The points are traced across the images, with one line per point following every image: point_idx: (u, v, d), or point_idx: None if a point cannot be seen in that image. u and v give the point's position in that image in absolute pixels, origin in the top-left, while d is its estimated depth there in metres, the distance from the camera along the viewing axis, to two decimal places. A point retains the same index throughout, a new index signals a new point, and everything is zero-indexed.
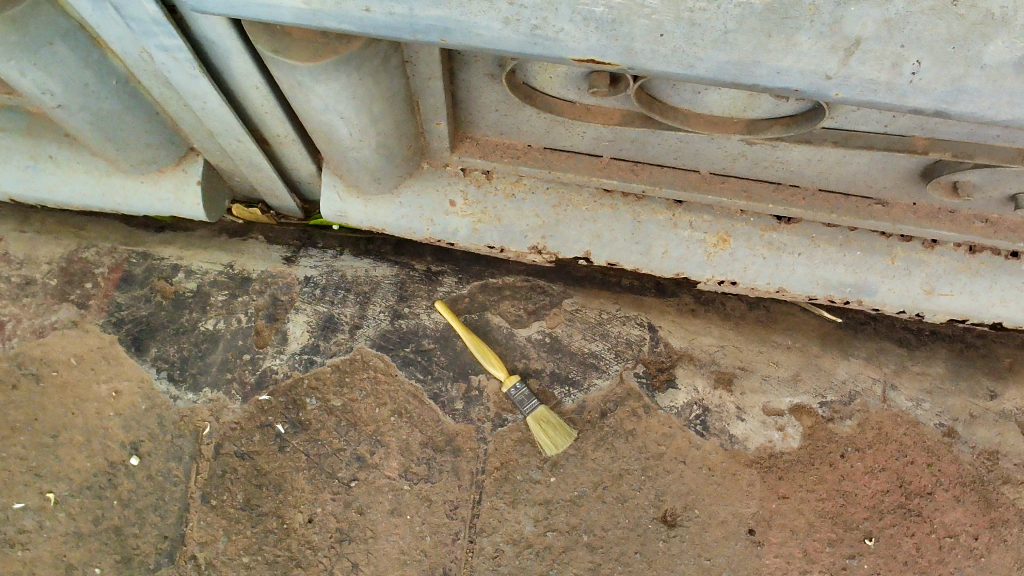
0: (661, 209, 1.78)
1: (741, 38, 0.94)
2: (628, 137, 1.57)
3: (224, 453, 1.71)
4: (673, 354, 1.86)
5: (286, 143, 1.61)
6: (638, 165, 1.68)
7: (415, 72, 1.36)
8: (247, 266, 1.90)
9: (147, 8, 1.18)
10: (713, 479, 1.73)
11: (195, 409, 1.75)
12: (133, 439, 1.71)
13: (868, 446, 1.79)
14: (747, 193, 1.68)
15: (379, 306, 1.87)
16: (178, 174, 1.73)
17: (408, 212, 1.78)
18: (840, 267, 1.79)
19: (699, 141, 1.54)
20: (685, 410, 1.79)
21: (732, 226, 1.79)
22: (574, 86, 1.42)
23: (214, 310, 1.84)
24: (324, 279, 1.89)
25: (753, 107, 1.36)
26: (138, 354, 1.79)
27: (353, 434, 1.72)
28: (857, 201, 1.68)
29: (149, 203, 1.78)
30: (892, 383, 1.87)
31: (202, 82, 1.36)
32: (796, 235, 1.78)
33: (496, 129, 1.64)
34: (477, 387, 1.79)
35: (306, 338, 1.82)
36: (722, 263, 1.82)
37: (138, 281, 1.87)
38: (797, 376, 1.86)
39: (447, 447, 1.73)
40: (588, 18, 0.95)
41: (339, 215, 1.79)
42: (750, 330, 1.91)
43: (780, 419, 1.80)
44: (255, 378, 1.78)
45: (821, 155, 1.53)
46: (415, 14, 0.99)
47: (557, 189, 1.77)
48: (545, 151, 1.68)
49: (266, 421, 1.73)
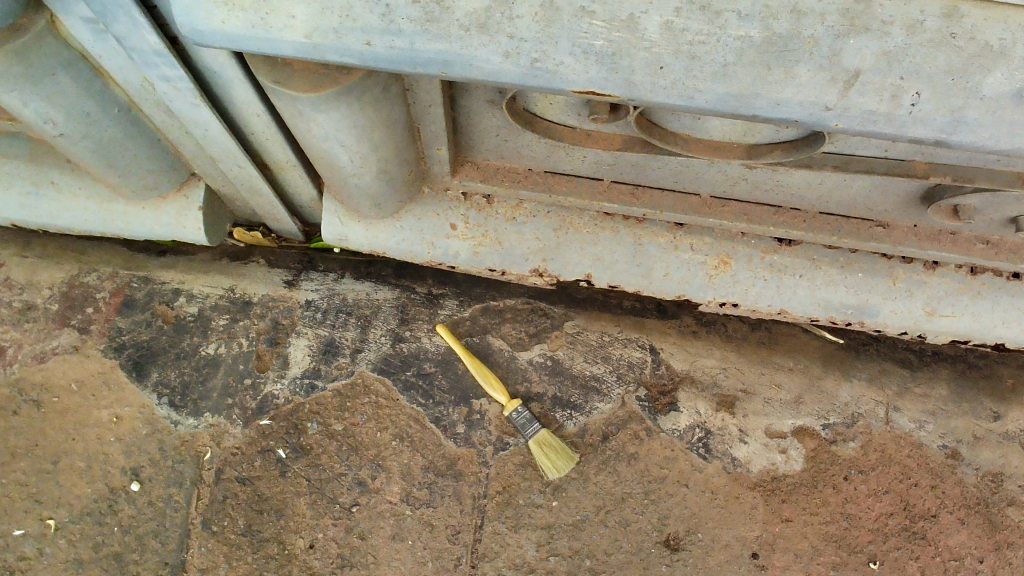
0: (662, 232, 1.78)
1: (740, 70, 0.94)
2: (628, 161, 1.58)
3: (224, 478, 1.71)
4: (675, 376, 1.84)
5: (287, 168, 1.62)
6: (638, 189, 1.69)
7: (416, 100, 1.37)
8: (248, 290, 1.88)
9: (149, 40, 1.18)
10: (716, 503, 1.73)
11: (196, 434, 1.74)
12: (134, 464, 1.71)
13: (871, 468, 1.78)
14: (747, 216, 1.70)
15: (380, 329, 1.86)
16: (179, 199, 1.75)
17: (409, 235, 1.79)
18: (841, 289, 1.80)
19: (698, 166, 1.55)
20: (688, 433, 1.78)
21: (733, 249, 1.79)
22: (575, 113, 1.43)
23: (215, 334, 1.83)
24: (325, 303, 1.88)
25: (753, 133, 1.39)
26: (138, 380, 1.78)
27: (354, 459, 1.73)
28: (857, 223, 1.70)
29: (150, 228, 1.79)
30: (895, 404, 1.85)
31: (203, 111, 1.36)
32: (797, 257, 1.78)
33: (496, 154, 1.65)
34: (479, 411, 1.79)
35: (307, 361, 1.81)
36: (723, 286, 1.81)
37: (139, 306, 1.85)
38: (800, 399, 1.83)
39: (449, 471, 1.73)
40: (588, 52, 0.96)
41: (340, 239, 1.81)
42: (752, 352, 1.89)
43: (782, 441, 1.79)
44: (256, 403, 1.77)
45: (820, 180, 1.54)
46: (415, 47, 0.99)
47: (557, 212, 1.78)
48: (545, 175, 1.69)
49: (267, 445, 1.74)
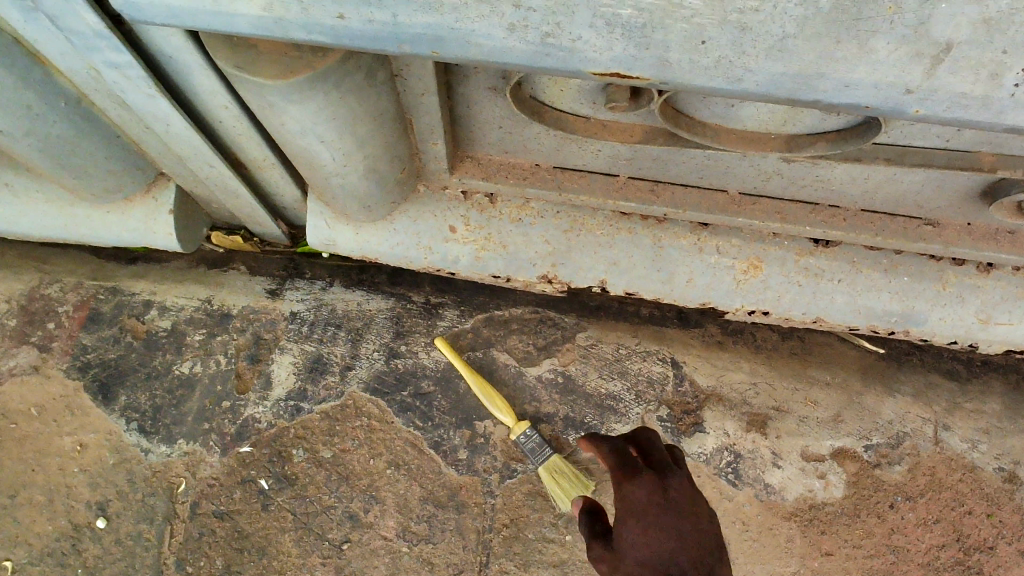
0: (685, 233, 1.59)
1: (802, 45, 0.75)
2: (649, 155, 1.39)
3: (201, 513, 1.54)
4: (700, 393, 1.66)
5: (265, 166, 1.43)
6: (658, 185, 1.50)
7: (407, 87, 1.18)
8: (227, 301, 1.70)
9: (87, 19, 0.99)
10: (748, 536, 1.57)
11: (169, 463, 1.57)
12: (100, 498, 1.55)
13: (920, 495, 1.60)
14: (780, 214, 1.51)
15: (372, 344, 1.67)
16: (147, 202, 1.57)
17: (403, 239, 1.61)
18: (884, 295, 1.61)
19: (728, 159, 1.36)
20: (715, 457, 1.61)
21: (764, 251, 1.60)
22: (588, 101, 1.25)
23: (189, 352, 1.65)
24: (312, 315, 1.70)
25: (795, 121, 1.20)
26: (105, 403, 1.61)
27: (345, 490, 1.56)
28: (904, 221, 1.52)
29: (117, 234, 1.62)
30: (944, 422, 1.67)
31: (161, 103, 1.17)
32: (835, 259, 1.59)
33: (499, 147, 1.46)
34: (483, 434, 1.61)
35: (292, 380, 1.64)
36: (753, 292, 1.63)
37: (106, 320, 1.68)
38: (839, 417, 1.65)
39: (450, 503, 1.56)
40: (612, 23, 0.77)
41: (327, 244, 1.63)
42: (784, 364, 1.71)
43: (820, 465, 1.61)
44: (236, 428, 1.59)
45: (867, 173, 1.35)
46: (399, 21, 0.81)
47: (568, 211, 1.59)
48: (554, 171, 1.50)
49: (248, 476, 1.56)
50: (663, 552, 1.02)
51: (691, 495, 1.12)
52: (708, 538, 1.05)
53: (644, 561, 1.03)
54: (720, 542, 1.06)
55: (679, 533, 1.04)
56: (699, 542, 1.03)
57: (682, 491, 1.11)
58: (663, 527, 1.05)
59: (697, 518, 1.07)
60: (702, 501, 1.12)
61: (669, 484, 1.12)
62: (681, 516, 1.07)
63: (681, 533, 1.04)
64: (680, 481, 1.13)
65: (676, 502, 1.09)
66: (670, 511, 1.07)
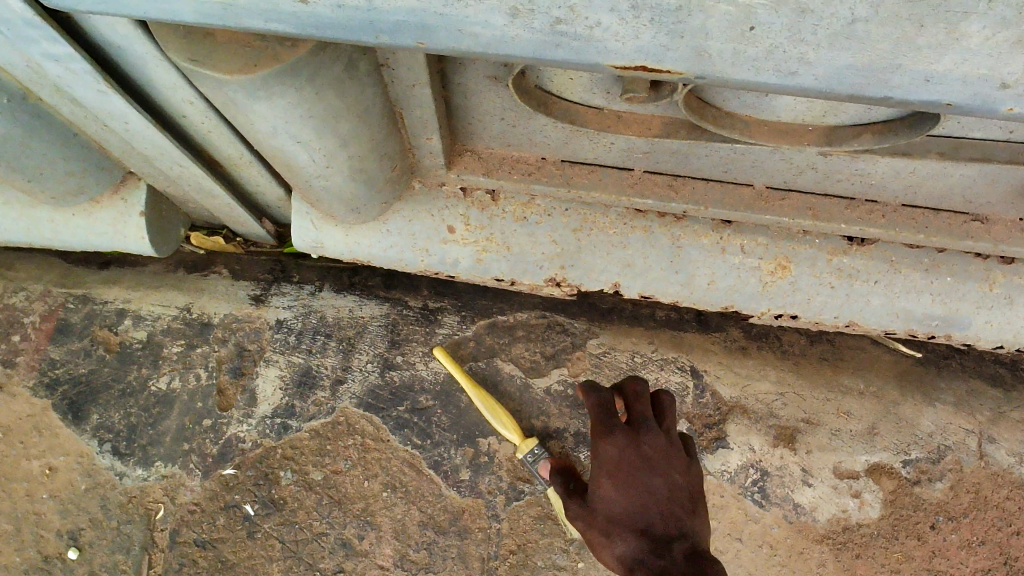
0: (706, 231, 1.45)
1: (874, 31, 0.61)
2: (668, 148, 1.24)
3: (180, 542, 1.42)
4: (723, 405, 1.52)
5: (242, 164, 1.29)
6: (677, 180, 1.35)
7: (395, 78, 1.04)
8: (207, 309, 1.56)
9: (12, 6, 0.85)
10: (776, 561, 1.44)
11: (146, 488, 1.45)
12: (71, 527, 1.43)
13: (963, 514, 1.48)
14: (812, 210, 1.36)
15: (366, 355, 1.54)
16: (116, 203, 1.42)
17: (397, 241, 1.47)
18: (924, 297, 1.46)
19: (757, 153, 1.22)
20: (739, 475, 1.48)
21: (793, 250, 1.45)
22: (600, 91, 1.10)
23: (167, 365, 1.52)
24: (300, 323, 1.56)
25: (836, 112, 1.05)
26: (75, 423, 1.48)
27: (337, 515, 1.43)
28: (950, 216, 1.36)
29: (85, 238, 1.48)
30: (989, 434, 1.53)
31: (113, 98, 1.03)
32: (871, 259, 1.45)
33: (501, 141, 1.31)
34: (487, 452, 1.48)
35: (279, 396, 1.50)
36: (780, 295, 1.49)
37: (76, 332, 1.54)
38: (874, 430, 1.52)
39: (452, 528, 1.44)
40: (637, 7, 0.62)
41: (314, 246, 1.49)
42: (813, 372, 1.57)
43: (854, 483, 1.48)
44: (218, 449, 1.47)
45: (913, 167, 1.21)
46: (375, 6, 0.66)
47: (577, 208, 1.44)
48: (562, 164, 1.35)
49: (232, 501, 1.44)
50: (635, 505, 1.19)
51: (665, 451, 1.23)
52: (677, 488, 1.22)
53: (617, 513, 1.20)
54: (691, 489, 1.25)
55: (651, 487, 1.20)
56: (670, 496, 1.20)
57: (656, 449, 1.22)
58: (634, 484, 1.20)
59: (668, 472, 1.21)
60: (677, 453, 1.25)
61: (642, 444, 1.22)
62: (653, 474, 1.20)
63: (651, 487, 1.20)
64: (655, 440, 1.23)
65: (649, 462, 1.21)
66: (642, 470, 1.20)
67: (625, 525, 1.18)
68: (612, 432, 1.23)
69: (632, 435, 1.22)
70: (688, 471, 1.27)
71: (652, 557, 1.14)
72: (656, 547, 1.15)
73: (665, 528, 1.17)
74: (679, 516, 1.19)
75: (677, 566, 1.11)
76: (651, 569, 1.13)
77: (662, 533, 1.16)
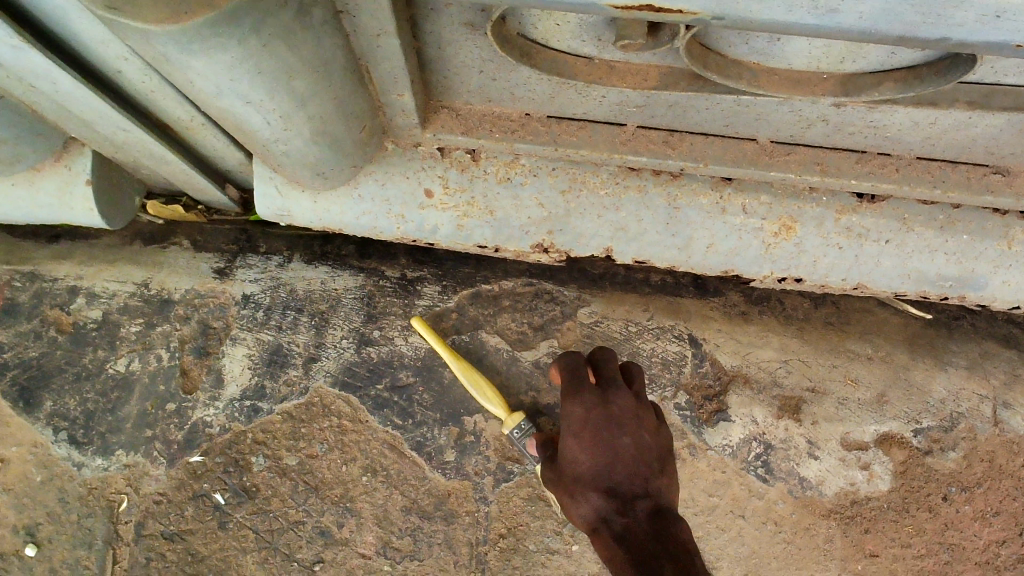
0: (705, 190, 1.33)
1: None
2: (664, 101, 1.13)
3: (146, 535, 1.32)
4: (723, 375, 1.43)
5: (192, 126, 1.17)
6: (674, 135, 1.24)
7: (357, 28, 0.91)
8: (166, 284, 1.45)
9: None
10: (781, 538, 1.36)
11: (107, 479, 1.35)
12: (27, 522, 1.33)
13: (977, 484, 1.41)
14: (821, 165, 1.24)
15: (340, 330, 1.43)
16: (59, 171, 1.29)
17: (370, 207, 1.35)
18: (938, 257, 1.36)
19: (763, 105, 1.11)
20: (742, 449, 1.39)
21: (799, 209, 1.35)
22: (590, 38, 0.98)
23: (125, 347, 1.41)
24: (268, 298, 1.44)
25: (855, 57, 0.93)
26: (27, 412, 1.38)
27: (314, 502, 1.34)
28: (969, 169, 1.24)
29: (29, 209, 1.36)
30: (1004, 400, 1.46)
31: (30, 52, 0.91)
32: (882, 216, 1.34)
33: (481, 96, 1.19)
34: (473, 431, 1.39)
35: (248, 376, 1.40)
36: (784, 257, 1.38)
37: (25, 313, 1.43)
38: (883, 397, 1.43)
39: (437, 513, 1.35)
40: None
41: (280, 215, 1.37)
42: (818, 338, 1.48)
43: (863, 455, 1.40)
44: (183, 435, 1.37)
45: (934, 118, 1.10)
46: None
47: (566, 167, 1.33)
48: (548, 121, 1.23)
49: (200, 490, 1.34)
50: (601, 466, 1.14)
51: (634, 411, 1.19)
52: (645, 448, 1.16)
53: (581, 472, 1.14)
54: (660, 450, 1.19)
55: (618, 447, 1.14)
56: (637, 455, 1.14)
57: (624, 408, 1.18)
58: (600, 444, 1.14)
59: (636, 433, 1.16)
60: (646, 413, 1.21)
61: (609, 403, 1.17)
62: (619, 434, 1.15)
63: (617, 448, 1.14)
64: (622, 398, 1.18)
65: (616, 422, 1.16)
66: (608, 430, 1.15)
67: (589, 484, 1.13)
68: (578, 392, 1.19)
69: (599, 393, 1.19)
70: (659, 432, 1.21)
71: (616, 516, 1.09)
72: (620, 505, 1.10)
73: (630, 487, 1.12)
74: (645, 475, 1.14)
75: (641, 524, 1.07)
76: (615, 528, 1.08)
77: (627, 492, 1.12)
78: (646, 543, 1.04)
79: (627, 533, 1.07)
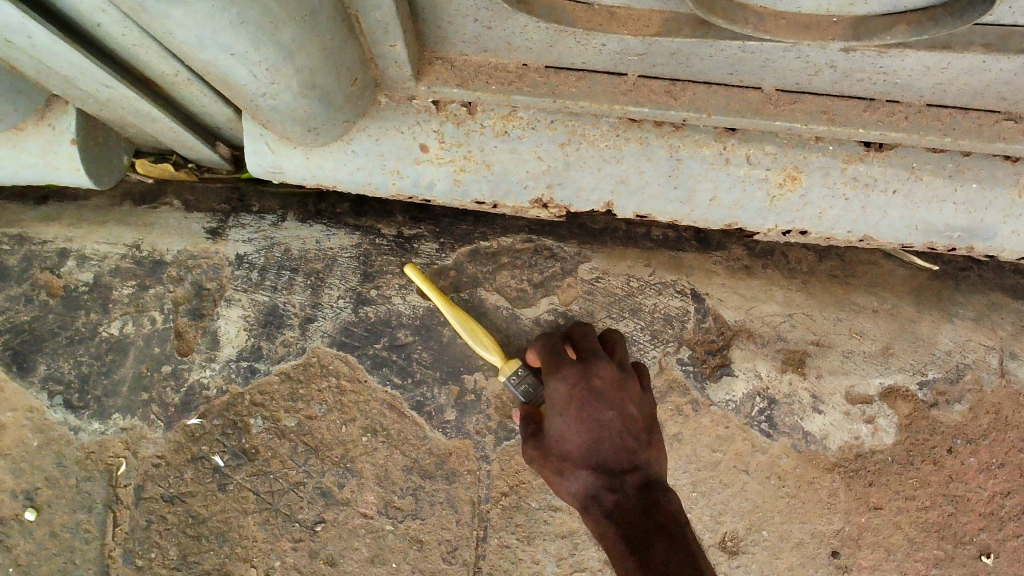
0: (708, 141, 1.30)
1: None
2: (666, 49, 1.09)
3: (146, 498, 1.31)
4: (726, 330, 1.41)
5: (176, 81, 1.12)
6: (677, 84, 1.20)
7: None
8: (158, 245, 1.41)
9: None
10: (784, 492, 1.36)
11: (104, 443, 1.34)
12: (26, 487, 1.32)
13: (982, 436, 1.40)
14: (828, 114, 1.20)
15: (336, 290, 1.40)
16: (42, 130, 1.25)
17: (364, 163, 1.32)
18: (947, 206, 1.33)
19: (769, 51, 1.07)
20: (745, 404, 1.38)
21: (804, 159, 1.31)
22: None
23: (118, 309, 1.39)
24: (262, 258, 1.41)
25: None
26: (21, 376, 1.36)
27: (314, 463, 1.33)
28: (980, 116, 1.20)
29: (14, 170, 1.32)
30: (1011, 350, 1.44)
31: None
32: (890, 165, 1.30)
33: (477, 46, 1.15)
34: (473, 390, 1.37)
35: (244, 337, 1.38)
36: (789, 209, 1.35)
37: (14, 276, 1.40)
38: (889, 350, 1.41)
39: (438, 472, 1.34)
40: None
41: (272, 171, 1.33)
42: (825, 291, 1.45)
43: (867, 409, 1.39)
44: (180, 397, 1.35)
45: (947, 63, 1.06)
46: None
47: (565, 120, 1.28)
48: (546, 71, 1.19)
49: (199, 453, 1.33)
50: (588, 442, 1.11)
51: (619, 380, 1.16)
52: (632, 419, 1.14)
53: (567, 448, 1.12)
54: (646, 419, 1.17)
55: (604, 421, 1.12)
56: (624, 429, 1.12)
57: (609, 379, 1.14)
58: (587, 420, 1.11)
59: (621, 404, 1.13)
60: (630, 380, 1.18)
61: (594, 375, 1.14)
62: (606, 408, 1.12)
63: (604, 423, 1.12)
64: (606, 369, 1.15)
65: (602, 396, 1.13)
66: (594, 404, 1.12)
67: (577, 461, 1.11)
68: (561, 365, 1.15)
69: (582, 365, 1.15)
70: (644, 400, 1.19)
71: (606, 492, 1.08)
72: (610, 482, 1.09)
73: (618, 461, 1.10)
74: (633, 448, 1.12)
75: (631, 500, 1.06)
76: (605, 506, 1.07)
77: (615, 467, 1.10)
78: (638, 522, 1.03)
79: (618, 510, 1.06)
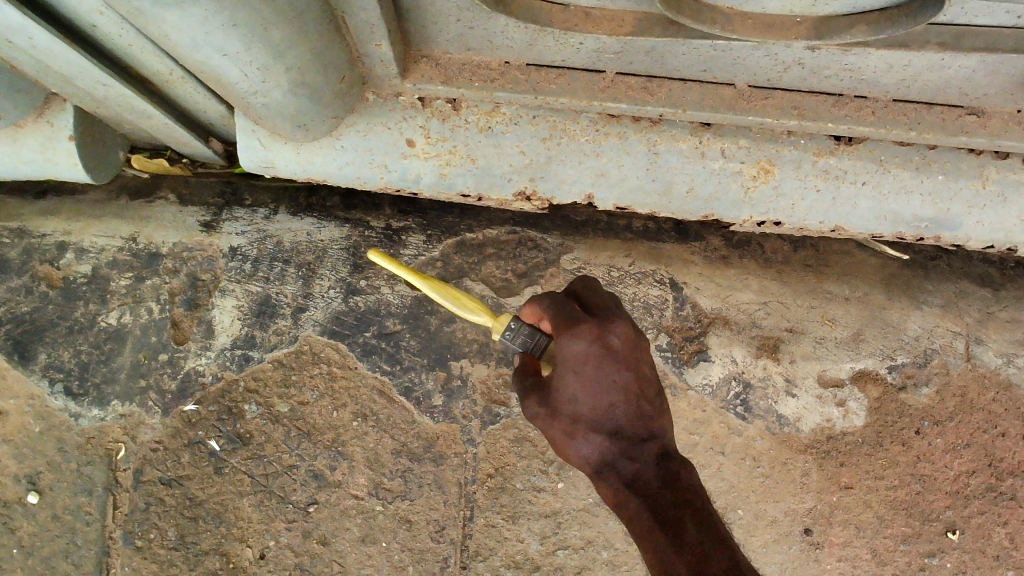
0: (684, 136, 1.35)
1: None
2: (641, 47, 1.14)
3: (144, 481, 1.36)
4: (703, 317, 1.46)
5: (171, 79, 1.17)
6: (653, 81, 1.24)
7: None
8: (154, 238, 1.46)
9: None
10: (759, 472, 1.42)
11: (104, 428, 1.38)
12: (29, 471, 1.37)
13: (948, 418, 1.46)
14: (798, 109, 1.26)
15: (327, 280, 1.45)
16: (41, 127, 1.30)
17: (353, 158, 1.37)
18: (915, 198, 1.38)
19: (739, 49, 1.12)
20: (721, 389, 1.43)
21: (777, 153, 1.36)
22: None
23: (116, 300, 1.44)
24: (256, 250, 1.46)
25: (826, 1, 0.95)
26: (23, 364, 1.41)
27: (306, 446, 1.38)
28: (943, 111, 1.25)
29: (14, 165, 1.37)
30: (976, 336, 1.50)
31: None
32: (859, 159, 1.36)
33: (460, 44, 1.20)
34: (460, 376, 1.42)
35: (238, 326, 1.43)
36: (763, 200, 1.40)
37: (15, 268, 1.45)
38: (859, 336, 1.47)
39: (426, 455, 1.39)
40: None
41: (264, 166, 1.38)
42: (798, 280, 1.50)
43: (839, 392, 1.45)
44: (177, 384, 1.40)
45: (907, 60, 1.11)
46: None
47: (546, 115, 1.33)
48: (527, 69, 1.24)
49: (195, 437, 1.38)
50: (603, 408, 0.99)
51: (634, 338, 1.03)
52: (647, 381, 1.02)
53: (580, 411, 1.00)
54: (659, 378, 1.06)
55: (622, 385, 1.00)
56: (642, 393, 1.01)
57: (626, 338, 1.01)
58: (603, 385, 0.99)
59: (640, 364, 1.02)
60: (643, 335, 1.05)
61: (612, 334, 1.00)
62: (625, 370, 0.99)
63: (622, 385, 1.00)
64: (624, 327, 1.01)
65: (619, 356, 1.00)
66: (612, 364, 0.99)
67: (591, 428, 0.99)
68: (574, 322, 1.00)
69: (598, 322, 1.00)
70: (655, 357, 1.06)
71: (623, 461, 0.98)
72: (627, 450, 0.99)
73: (635, 427, 1.00)
74: (648, 413, 1.01)
75: (650, 470, 0.98)
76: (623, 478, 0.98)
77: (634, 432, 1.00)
78: (660, 494, 0.95)
79: (637, 478, 0.97)
